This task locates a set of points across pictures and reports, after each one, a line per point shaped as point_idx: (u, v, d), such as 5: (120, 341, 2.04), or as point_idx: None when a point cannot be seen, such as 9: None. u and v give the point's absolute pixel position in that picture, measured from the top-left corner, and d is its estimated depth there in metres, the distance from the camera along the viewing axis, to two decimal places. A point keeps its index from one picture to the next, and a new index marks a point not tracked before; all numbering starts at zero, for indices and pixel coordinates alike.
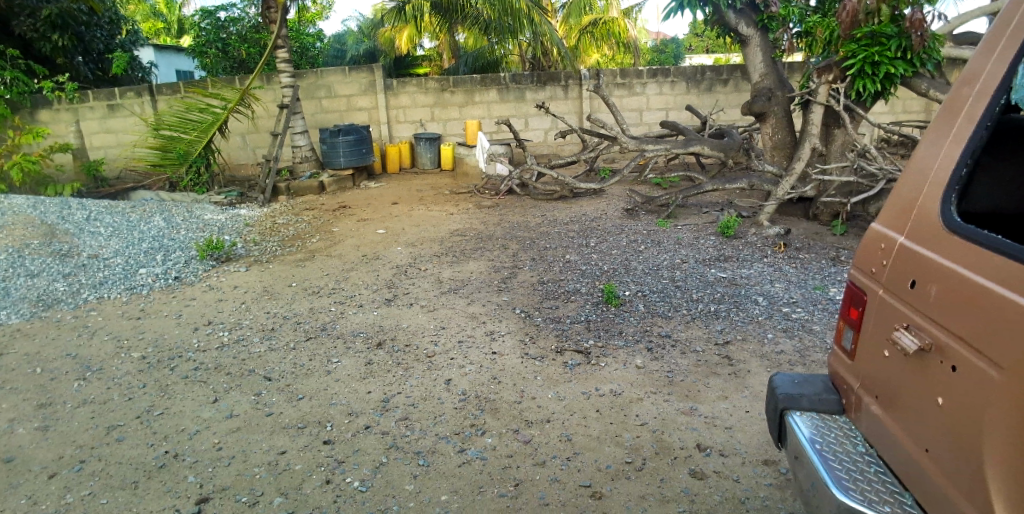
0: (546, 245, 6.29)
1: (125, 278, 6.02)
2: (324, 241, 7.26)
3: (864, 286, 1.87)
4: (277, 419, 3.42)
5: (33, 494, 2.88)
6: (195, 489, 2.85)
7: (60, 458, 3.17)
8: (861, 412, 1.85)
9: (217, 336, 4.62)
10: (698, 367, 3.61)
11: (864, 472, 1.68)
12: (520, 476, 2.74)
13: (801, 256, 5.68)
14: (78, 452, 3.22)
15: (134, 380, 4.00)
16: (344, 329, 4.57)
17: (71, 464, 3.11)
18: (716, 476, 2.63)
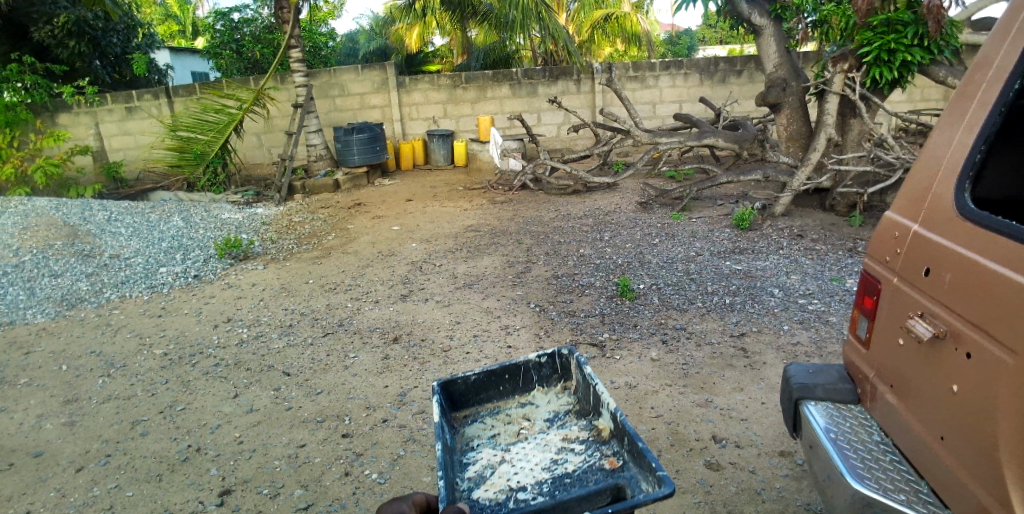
0: (560, 240, 6.30)
1: (146, 276, 6.14)
2: (340, 238, 7.33)
3: (877, 275, 1.87)
4: (295, 413, 3.48)
5: (62, 487, 2.97)
6: (217, 481, 2.93)
7: (87, 452, 3.26)
8: (876, 401, 1.84)
9: (237, 333, 4.70)
10: (714, 359, 3.61)
11: (879, 460, 1.68)
12: None
13: (817, 247, 5.64)
14: (104, 446, 3.31)
15: (156, 376, 4.09)
16: (360, 325, 4.62)
17: (98, 458, 3.20)
18: (731, 468, 2.64)
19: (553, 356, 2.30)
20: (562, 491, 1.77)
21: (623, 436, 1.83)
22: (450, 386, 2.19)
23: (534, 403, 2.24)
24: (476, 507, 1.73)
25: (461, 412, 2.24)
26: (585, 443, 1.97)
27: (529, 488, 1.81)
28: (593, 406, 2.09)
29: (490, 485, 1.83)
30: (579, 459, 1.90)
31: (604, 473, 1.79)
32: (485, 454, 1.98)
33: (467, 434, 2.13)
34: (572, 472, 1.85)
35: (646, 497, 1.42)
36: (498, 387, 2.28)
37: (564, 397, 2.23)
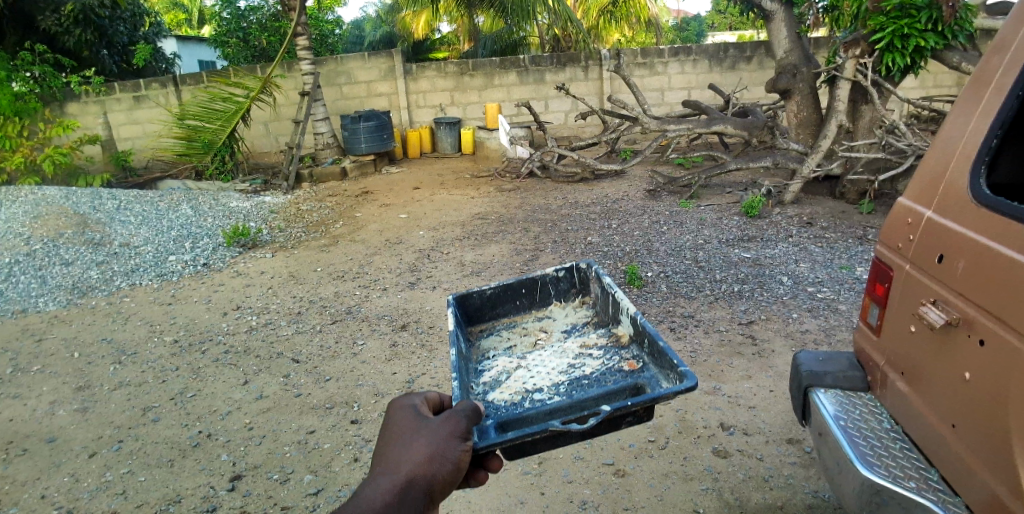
0: (567, 228, 6.27)
1: (156, 264, 6.18)
2: (347, 226, 7.35)
3: (889, 262, 1.85)
4: (305, 400, 3.51)
5: (76, 472, 3.02)
6: (228, 467, 2.97)
7: (100, 438, 3.31)
8: (886, 389, 1.83)
9: (246, 320, 4.74)
10: (722, 347, 3.59)
11: (889, 448, 1.67)
12: (544, 454, 2.77)
13: (827, 235, 5.59)
14: (116, 432, 3.36)
15: (167, 363, 4.13)
16: (368, 313, 4.64)
17: (110, 444, 3.25)
18: (740, 455, 2.64)
19: (571, 271, 2.63)
20: (580, 390, 1.99)
21: (643, 339, 2.10)
22: (466, 300, 2.50)
23: (549, 316, 2.55)
24: (492, 406, 1.94)
25: (478, 325, 2.56)
26: (603, 348, 2.24)
27: (546, 389, 2.02)
28: (610, 315, 2.40)
29: (504, 389, 2.04)
30: (598, 362, 2.15)
31: (624, 373, 2.02)
32: (501, 362, 2.24)
33: (485, 343, 2.43)
34: (590, 372, 2.09)
35: (670, 390, 1.56)
36: (514, 301, 2.59)
37: (582, 309, 2.57)
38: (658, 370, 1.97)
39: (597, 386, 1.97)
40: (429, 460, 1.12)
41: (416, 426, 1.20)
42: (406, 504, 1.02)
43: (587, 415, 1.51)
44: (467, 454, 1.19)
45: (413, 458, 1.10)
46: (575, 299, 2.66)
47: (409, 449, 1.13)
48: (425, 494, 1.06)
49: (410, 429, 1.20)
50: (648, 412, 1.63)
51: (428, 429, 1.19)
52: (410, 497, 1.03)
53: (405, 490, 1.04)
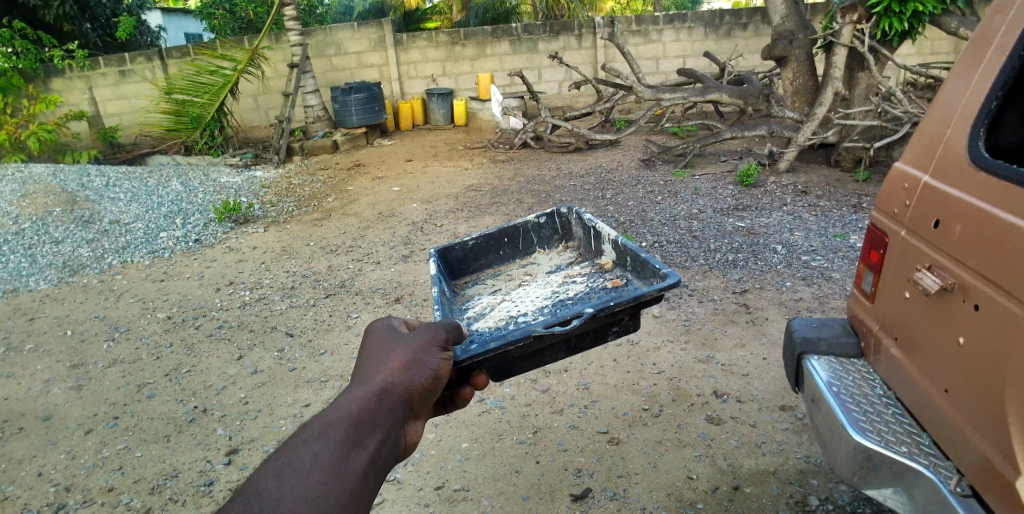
0: (562, 198, 6.23)
1: (147, 241, 6.12)
2: (340, 200, 7.27)
3: (885, 228, 1.83)
4: (299, 374, 3.51)
5: (72, 449, 3.03)
6: (224, 441, 3.00)
7: (95, 415, 3.31)
8: (879, 355, 1.83)
9: (239, 296, 4.71)
10: (716, 315, 3.58)
11: (881, 414, 1.68)
12: (539, 423, 2.78)
13: (821, 203, 5.57)
14: (111, 408, 3.36)
15: (160, 340, 4.11)
16: (362, 286, 4.61)
17: (106, 420, 3.25)
18: (733, 422, 2.66)
19: (552, 217, 2.74)
20: (564, 308, 2.09)
21: (626, 257, 2.26)
22: (449, 253, 2.57)
23: (533, 262, 2.66)
24: (477, 332, 2.01)
25: (463, 278, 2.62)
26: (587, 275, 2.39)
27: (531, 313, 2.10)
28: (593, 249, 2.54)
29: (489, 318, 2.12)
30: (582, 285, 2.30)
31: (609, 288, 2.17)
32: (486, 299, 2.33)
33: (471, 292, 2.50)
34: (574, 293, 2.22)
35: (650, 290, 1.72)
36: (496, 251, 2.67)
37: (565, 253, 2.70)
38: (641, 281, 2.13)
39: (581, 302, 2.09)
40: (406, 367, 1.15)
41: (394, 341, 1.23)
42: (385, 408, 1.04)
43: (570, 317, 1.67)
44: (446, 362, 1.24)
45: (390, 365, 1.14)
46: (557, 244, 2.77)
47: (386, 363, 1.16)
48: (403, 405, 1.08)
49: (388, 344, 1.23)
50: (633, 322, 1.84)
51: (406, 342, 1.22)
52: (389, 402, 1.06)
53: (382, 397, 1.06)
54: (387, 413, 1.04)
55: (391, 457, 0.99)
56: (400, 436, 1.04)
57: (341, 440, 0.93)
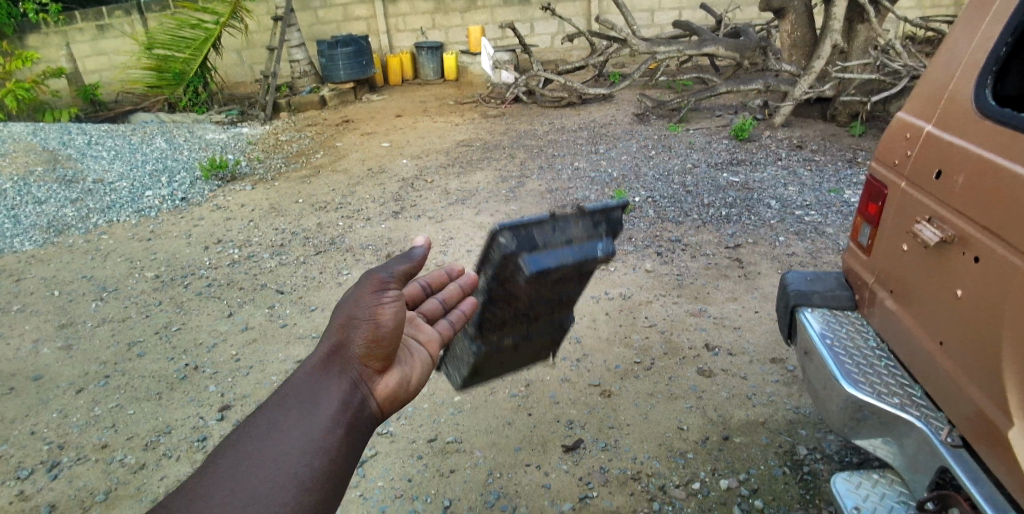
0: (555, 154, 6.13)
1: (132, 200, 5.99)
2: (329, 157, 7.12)
3: (884, 180, 1.79)
4: (291, 330, 3.49)
5: (64, 408, 3.03)
6: (216, 398, 3.00)
7: (86, 374, 3.29)
8: (874, 308, 1.82)
9: (228, 254, 4.64)
10: (708, 270, 3.57)
11: (874, 365, 1.68)
12: (531, 377, 2.78)
13: (816, 158, 5.51)
14: (102, 367, 3.34)
15: (149, 299, 4.07)
16: (353, 243, 4.55)
17: (97, 379, 3.23)
18: (724, 374, 2.68)
19: None
20: None
21: None
22: None
23: None
24: None
25: None
26: None
27: None
28: None
29: None
30: None
31: None
32: None
33: None
34: None
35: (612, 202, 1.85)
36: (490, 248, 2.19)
37: None
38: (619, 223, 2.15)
39: None
40: (351, 324, 1.33)
41: (342, 304, 1.40)
42: (333, 371, 1.25)
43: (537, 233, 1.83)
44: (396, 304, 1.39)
45: (337, 330, 1.33)
46: None
47: (332, 329, 1.35)
48: (354, 362, 1.29)
49: (339, 308, 1.40)
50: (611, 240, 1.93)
51: (348, 302, 1.39)
52: (337, 366, 1.26)
53: (330, 363, 1.26)
54: (335, 377, 1.24)
55: (348, 409, 1.20)
56: (356, 393, 1.24)
57: (291, 410, 1.14)
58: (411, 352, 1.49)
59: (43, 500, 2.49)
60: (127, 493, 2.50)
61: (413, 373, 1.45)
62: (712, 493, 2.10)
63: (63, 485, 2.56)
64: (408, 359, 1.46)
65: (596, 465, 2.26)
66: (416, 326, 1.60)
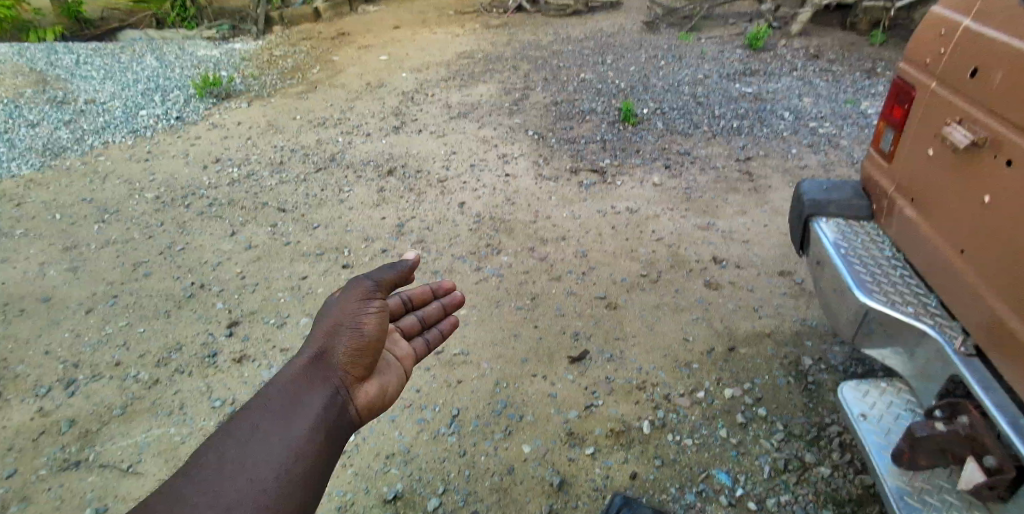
0: (560, 65, 5.85)
1: (127, 121, 5.81)
2: (325, 72, 6.84)
3: (913, 81, 1.68)
4: (294, 247, 3.47)
5: (76, 328, 3.06)
6: (225, 315, 3.03)
7: (95, 295, 3.30)
8: (893, 217, 1.76)
9: (228, 173, 4.55)
10: (717, 183, 3.48)
11: (888, 275, 1.65)
12: (537, 290, 2.78)
13: (834, 69, 5.26)
14: (110, 287, 3.35)
15: (151, 220, 4.02)
16: (353, 160, 4.43)
17: (106, 299, 3.25)
18: (731, 287, 2.67)
19: None
20: None
21: None
22: None
23: None
24: None
25: None
26: None
27: None
28: None
29: None
30: None
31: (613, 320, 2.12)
32: None
33: None
34: None
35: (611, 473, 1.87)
36: None
37: None
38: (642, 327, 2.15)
39: None
40: (334, 331, 1.49)
41: (330, 311, 1.55)
42: (316, 374, 1.41)
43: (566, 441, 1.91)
44: (374, 313, 1.55)
45: (321, 335, 1.50)
46: None
47: (318, 335, 1.50)
48: (336, 371, 1.44)
49: (326, 314, 1.55)
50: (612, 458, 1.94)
51: (335, 310, 1.54)
52: (320, 370, 1.42)
53: (313, 367, 1.42)
54: (318, 380, 1.40)
55: (328, 413, 1.36)
56: (335, 395, 1.41)
57: (276, 410, 1.31)
58: (388, 365, 1.64)
59: (63, 415, 2.57)
60: (143, 407, 2.57)
61: (390, 385, 1.61)
62: (716, 402, 2.14)
63: (82, 401, 2.63)
64: (384, 371, 1.62)
65: (602, 376, 2.30)
66: (396, 340, 1.75)
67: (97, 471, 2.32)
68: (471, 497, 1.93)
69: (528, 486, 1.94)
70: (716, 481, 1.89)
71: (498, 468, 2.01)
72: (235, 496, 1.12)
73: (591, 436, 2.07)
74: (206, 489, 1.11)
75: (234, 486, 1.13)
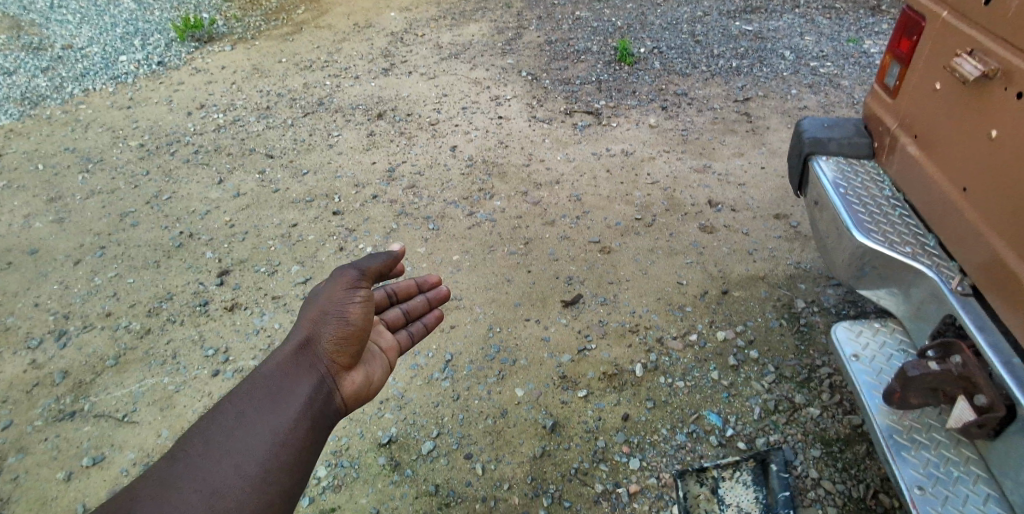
0: (555, 2, 5.60)
1: (107, 67, 5.56)
2: (310, 12, 6.54)
3: (923, 11, 1.60)
4: (283, 195, 3.40)
5: (65, 280, 3.02)
6: (215, 264, 2.98)
7: (82, 246, 3.24)
8: (894, 155, 1.71)
9: (213, 120, 4.40)
10: (715, 125, 3.40)
11: (887, 214, 1.62)
12: (530, 235, 2.74)
13: (838, 5, 5.06)
14: (98, 239, 3.28)
15: (136, 169, 3.91)
16: (341, 104, 4.29)
17: (93, 251, 3.19)
18: (726, 231, 2.63)
19: None
20: None
21: None
22: None
23: None
24: None
25: None
26: None
27: None
28: None
29: None
30: None
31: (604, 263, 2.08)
32: None
33: None
34: None
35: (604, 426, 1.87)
36: None
37: None
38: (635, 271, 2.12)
39: None
40: (320, 320, 1.51)
41: (315, 300, 1.58)
42: (302, 363, 1.44)
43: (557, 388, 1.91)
44: (360, 302, 1.57)
45: (306, 323, 1.52)
46: None
47: (304, 323, 1.53)
48: (320, 360, 1.47)
49: (312, 303, 1.58)
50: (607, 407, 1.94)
51: (321, 298, 1.57)
52: (305, 360, 1.45)
53: (299, 356, 1.45)
54: (304, 369, 1.43)
55: (314, 403, 1.39)
56: (321, 386, 1.44)
57: (260, 398, 1.35)
58: (373, 355, 1.67)
59: (56, 366, 2.56)
60: (136, 357, 2.56)
61: (375, 374, 1.64)
62: (709, 345, 2.15)
63: (74, 352, 2.62)
64: (369, 361, 1.65)
65: (595, 320, 2.29)
66: (381, 331, 1.76)
67: (92, 421, 2.33)
68: (465, 441, 1.95)
69: (521, 428, 1.96)
70: (707, 422, 1.91)
71: (492, 411, 2.02)
72: (218, 486, 1.16)
73: (583, 379, 2.08)
74: (190, 476, 1.16)
75: (218, 475, 1.18)
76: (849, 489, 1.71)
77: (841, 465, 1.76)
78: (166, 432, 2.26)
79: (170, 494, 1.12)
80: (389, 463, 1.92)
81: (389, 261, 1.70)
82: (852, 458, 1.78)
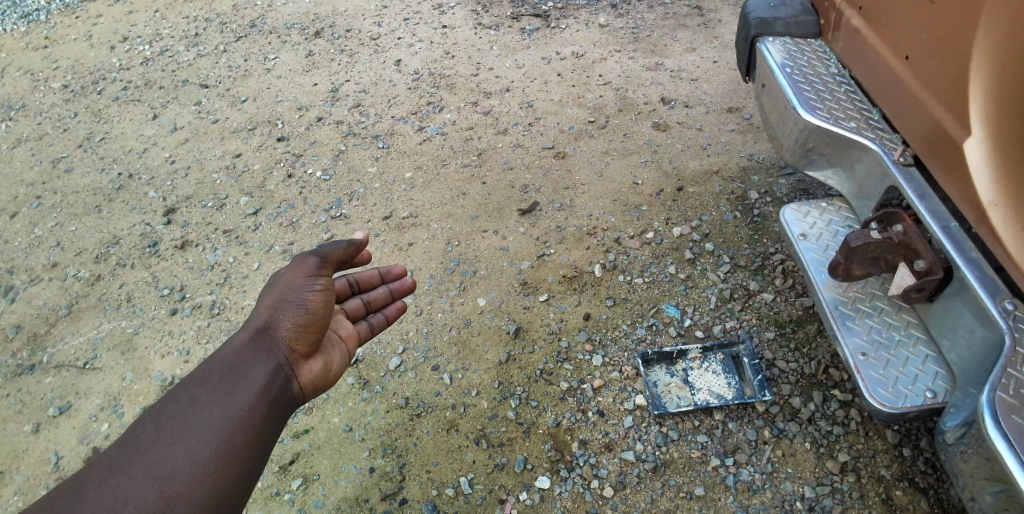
0: None
1: (13, 3, 4.81)
2: None
3: None
4: (223, 125, 3.21)
5: (3, 234, 2.85)
6: (159, 203, 2.85)
7: (15, 199, 3.03)
8: (839, 31, 1.68)
9: (139, 52, 4.04)
10: (666, 21, 3.28)
11: (833, 92, 1.61)
12: (483, 146, 2.68)
13: None
14: (31, 190, 3.07)
15: (63, 112, 3.62)
16: (275, 24, 3.99)
17: (29, 202, 3.00)
18: (679, 128, 2.61)
19: None
20: None
21: None
22: None
23: None
24: None
25: None
26: None
27: None
28: None
29: None
30: None
31: None
32: None
33: None
34: None
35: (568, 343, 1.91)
36: None
37: None
38: None
39: None
40: (277, 309, 1.46)
41: (274, 286, 1.54)
42: (258, 353, 1.39)
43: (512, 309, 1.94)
44: (319, 293, 1.51)
45: (263, 310, 1.48)
46: None
47: (262, 310, 1.48)
48: (278, 347, 1.42)
49: (271, 289, 1.54)
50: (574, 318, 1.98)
51: (280, 284, 1.52)
52: (262, 348, 1.40)
53: (256, 344, 1.40)
54: (260, 358, 1.38)
55: (271, 394, 1.35)
56: (279, 375, 1.39)
57: (216, 385, 1.31)
58: (331, 344, 1.61)
59: (8, 322, 2.46)
60: (90, 304, 2.47)
61: (335, 361, 1.59)
62: (666, 241, 2.17)
63: (25, 306, 2.51)
64: (328, 349, 1.59)
65: (553, 225, 2.29)
66: (340, 319, 1.70)
67: (53, 372, 2.27)
68: (431, 354, 1.97)
69: (485, 337, 1.99)
70: (666, 314, 1.97)
71: (456, 323, 2.04)
72: (170, 470, 1.15)
73: (544, 284, 2.10)
74: (140, 460, 1.16)
75: (170, 459, 1.17)
76: (801, 366, 1.79)
77: (794, 345, 1.84)
78: (130, 375, 2.21)
79: (119, 478, 1.12)
80: (358, 382, 1.93)
81: (350, 250, 1.64)
82: (804, 337, 1.86)
